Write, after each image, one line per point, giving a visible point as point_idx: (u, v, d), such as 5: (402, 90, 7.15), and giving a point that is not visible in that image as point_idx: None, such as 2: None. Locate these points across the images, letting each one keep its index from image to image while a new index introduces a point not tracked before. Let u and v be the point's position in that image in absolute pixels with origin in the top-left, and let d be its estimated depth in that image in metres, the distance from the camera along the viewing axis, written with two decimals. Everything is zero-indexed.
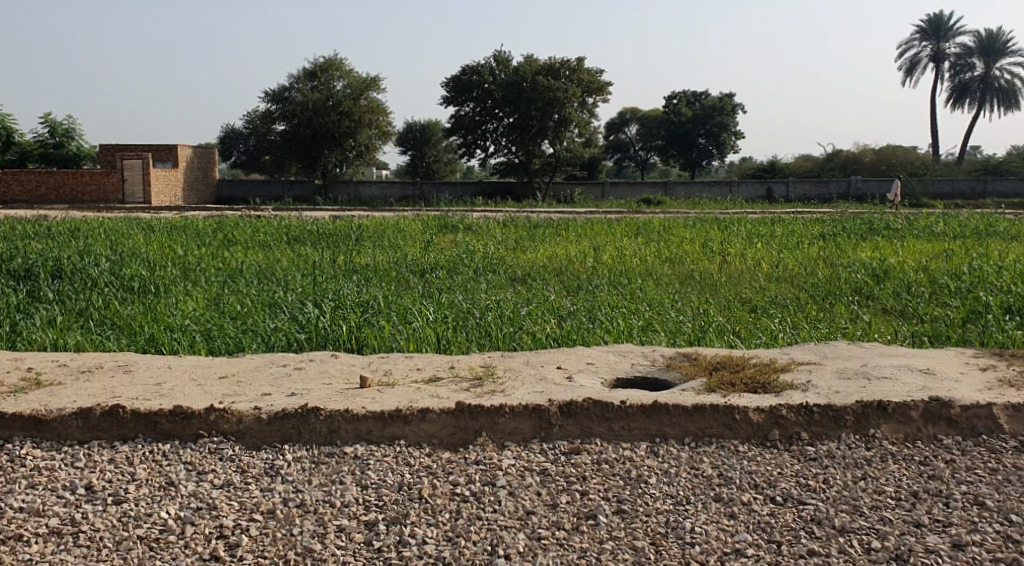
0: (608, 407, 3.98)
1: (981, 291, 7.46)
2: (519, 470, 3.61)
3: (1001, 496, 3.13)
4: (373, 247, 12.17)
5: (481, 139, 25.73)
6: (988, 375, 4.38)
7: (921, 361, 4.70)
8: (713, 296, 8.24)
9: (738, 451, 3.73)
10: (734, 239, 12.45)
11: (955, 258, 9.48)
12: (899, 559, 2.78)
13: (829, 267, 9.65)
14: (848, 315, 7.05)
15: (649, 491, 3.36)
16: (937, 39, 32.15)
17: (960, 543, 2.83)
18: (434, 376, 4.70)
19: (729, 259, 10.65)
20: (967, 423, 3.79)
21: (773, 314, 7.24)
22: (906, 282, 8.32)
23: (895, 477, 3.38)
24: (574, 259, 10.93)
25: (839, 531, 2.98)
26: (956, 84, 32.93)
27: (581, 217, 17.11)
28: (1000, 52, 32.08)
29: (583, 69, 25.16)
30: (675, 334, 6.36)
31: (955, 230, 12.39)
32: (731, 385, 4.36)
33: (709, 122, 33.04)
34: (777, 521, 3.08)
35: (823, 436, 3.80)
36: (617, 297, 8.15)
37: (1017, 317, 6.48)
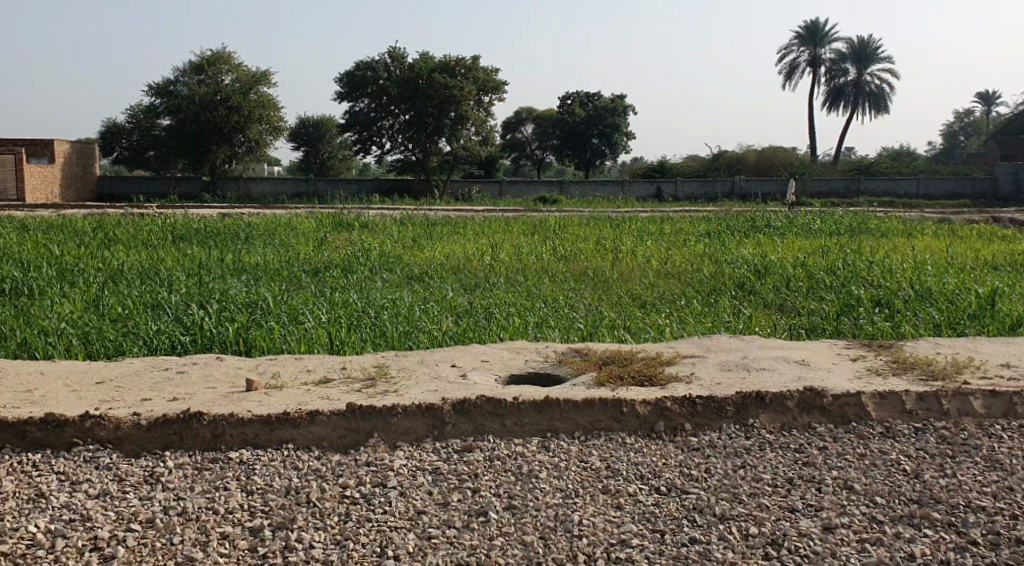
0: (500, 404, 4.00)
1: (854, 286, 7.87)
2: (410, 469, 3.59)
3: (867, 480, 3.30)
4: (264, 246, 11.86)
5: (376, 136, 25.35)
6: (857, 365, 4.63)
7: (797, 352, 4.92)
8: (607, 292, 8.41)
9: (625, 443, 3.81)
10: (627, 237, 12.73)
11: (832, 254, 9.97)
12: (774, 543, 2.90)
13: (715, 263, 10.00)
14: (731, 310, 7.33)
15: (539, 486, 3.40)
16: (815, 44, 33.69)
17: (830, 525, 2.98)
18: (325, 378, 4.62)
19: (623, 256, 10.88)
20: (839, 411, 3.98)
21: (661, 309, 7.44)
22: (786, 277, 8.68)
23: (772, 464, 3.53)
24: (469, 257, 10.92)
25: (720, 518, 3.09)
26: (832, 87, 34.63)
27: (476, 214, 17.10)
28: (871, 58, 33.89)
29: (477, 68, 25.18)
30: (568, 330, 6.45)
31: (830, 228, 13.04)
32: (620, 378, 4.47)
33: (602, 122, 33.64)
34: (662, 511, 3.17)
35: (706, 426, 3.93)
36: (512, 295, 8.16)
37: (886, 309, 6.86)
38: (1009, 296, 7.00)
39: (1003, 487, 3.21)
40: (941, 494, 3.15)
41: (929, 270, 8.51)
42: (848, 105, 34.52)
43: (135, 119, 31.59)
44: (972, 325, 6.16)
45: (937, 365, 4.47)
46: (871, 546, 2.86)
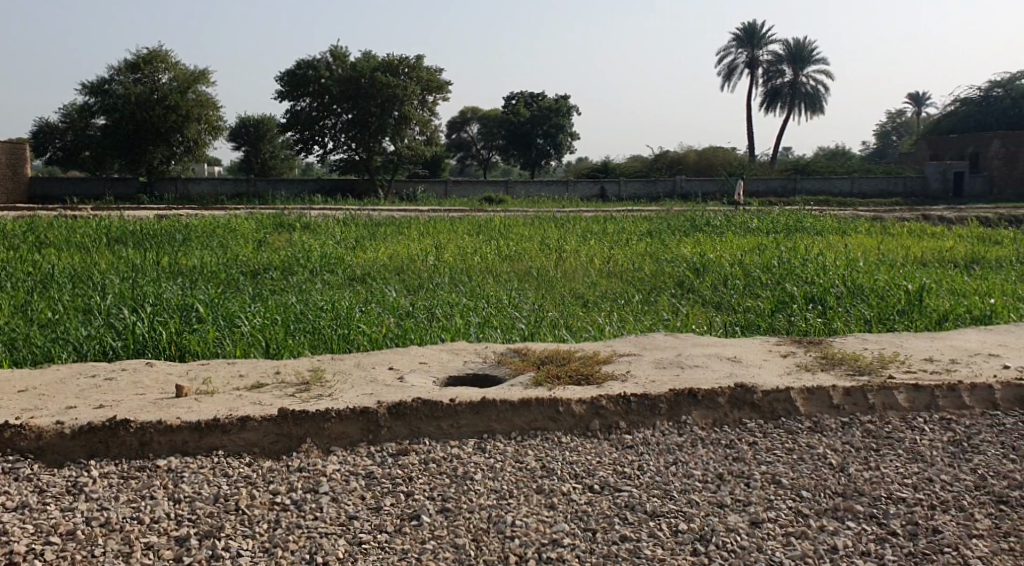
0: (436, 406, 3.96)
1: (788, 283, 8.02)
2: (343, 474, 3.54)
3: (795, 474, 3.36)
4: (201, 248, 11.66)
5: (318, 135, 25.00)
6: (788, 361, 4.72)
7: (731, 349, 4.99)
8: (550, 292, 8.45)
9: (561, 442, 3.82)
10: (570, 236, 12.82)
11: (768, 252, 10.18)
12: (702, 539, 2.93)
13: (654, 262, 10.10)
14: (670, 308, 7.41)
15: (474, 488, 3.39)
16: (752, 47, 34.31)
17: (757, 520, 3.03)
18: (257, 383, 4.53)
19: (566, 255, 10.95)
20: (769, 406, 4.05)
21: (602, 308, 7.50)
22: (723, 275, 8.81)
23: (704, 460, 3.57)
24: (412, 257, 10.84)
25: (651, 515, 3.11)
26: (769, 89, 35.32)
27: (418, 214, 17.01)
28: (806, 60, 34.61)
29: (421, 67, 25.05)
30: (509, 330, 6.45)
31: (767, 227, 13.30)
32: (557, 377, 4.48)
33: (546, 123, 33.75)
34: (594, 510, 3.18)
35: (640, 424, 3.97)
36: (454, 295, 8.14)
37: (819, 306, 7.00)
38: (936, 293, 7.21)
39: (924, 478, 3.29)
40: (864, 487, 3.23)
41: (860, 267, 8.72)
42: (785, 105, 35.21)
43: (68, 118, 30.68)
44: (901, 321, 6.32)
45: (864, 361, 4.58)
46: (796, 539, 2.91)
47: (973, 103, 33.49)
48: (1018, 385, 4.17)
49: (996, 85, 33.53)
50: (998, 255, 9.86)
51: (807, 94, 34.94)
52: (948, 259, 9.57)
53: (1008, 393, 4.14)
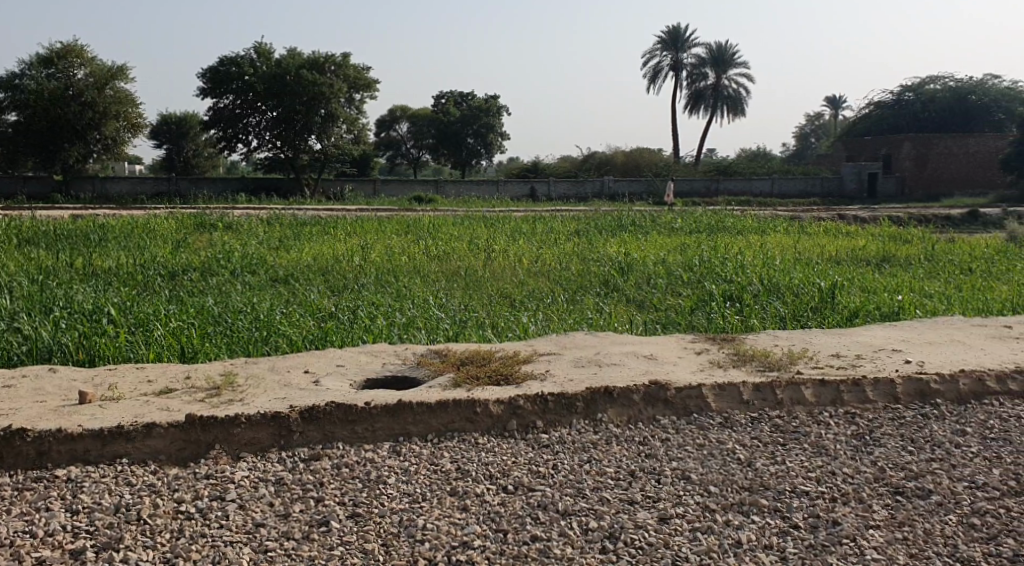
0: (350, 410, 3.89)
1: (708, 282, 8.20)
2: (252, 481, 3.46)
3: (704, 470, 3.42)
4: (117, 248, 11.31)
5: (242, 133, 24.48)
6: (702, 358, 4.80)
7: (648, 348, 5.05)
8: (477, 291, 8.45)
9: (477, 443, 3.81)
10: (498, 235, 12.87)
11: (691, 251, 10.39)
12: (611, 537, 2.95)
13: (581, 261, 10.23)
14: (594, 307, 7.47)
15: (386, 492, 3.35)
16: (676, 50, 34.90)
17: (665, 516, 3.06)
18: (166, 388, 4.39)
19: (493, 255, 10.95)
20: (682, 403, 4.11)
21: (526, 307, 7.50)
22: (647, 274, 8.93)
23: (617, 458, 3.61)
24: (338, 258, 10.68)
25: (562, 515, 3.13)
26: (693, 91, 35.97)
27: (346, 214, 16.80)
28: (728, 63, 35.36)
29: (348, 65, 24.91)
30: (434, 331, 6.38)
31: (691, 226, 13.57)
32: (475, 378, 4.46)
33: (476, 122, 33.74)
34: (506, 510, 3.18)
35: (556, 423, 3.98)
36: (380, 295, 8.10)
37: (738, 303, 7.16)
38: (847, 290, 7.43)
39: (827, 472, 3.38)
40: (769, 481, 3.30)
41: (778, 265, 8.96)
42: (708, 107, 35.92)
43: None
44: (814, 318, 6.50)
45: (774, 357, 4.68)
46: (702, 534, 2.95)
47: (885, 106, 34.64)
48: (919, 379, 4.32)
49: (907, 89, 34.73)
50: (908, 254, 10.19)
51: (729, 96, 35.71)
52: (860, 257, 9.88)
53: (909, 386, 4.28)
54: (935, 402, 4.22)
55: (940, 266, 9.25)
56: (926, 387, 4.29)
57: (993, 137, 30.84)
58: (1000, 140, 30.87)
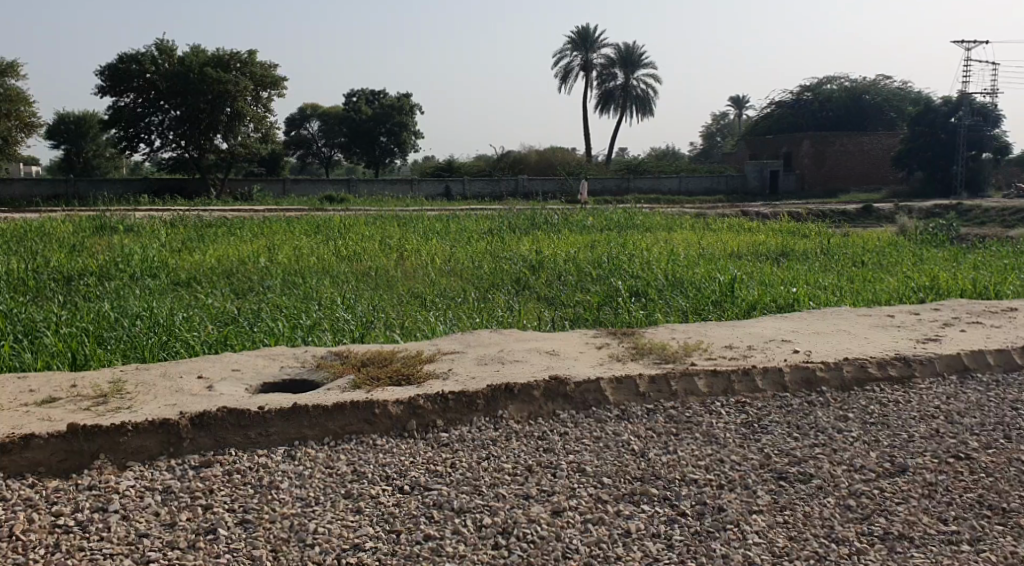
0: (243, 415, 3.79)
1: (615, 278, 8.32)
2: (137, 491, 3.34)
3: (599, 462, 3.47)
4: (4, 253, 10.75)
5: (144, 133, 23.67)
6: (602, 352, 4.87)
7: (549, 344, 5.08)
8: (387, 291, 8.41)
9: (375, 445, 3.76)
10: (409, 235, 12.76)
11: (599, 249, 10.53)
12: (505, 532, 2.96)
13: (493, 259, 10.29)
14: (505, 304, 7.48)
15: (278, 497, 3.27)
16: (586, 50, 35.31)
17: (558, 509, 3.09)
18: (48, 397, 4.20)
19: (403, 255, 10.85)
20: (581, 397, 4.15)
21: (436, 307, 7.47)
22: (557, 272, 8.98)
23: (515, 453, 3.62)
24: (243, 259, 10.42)
25: (457, 512, 3.11)
26: (602, 91, 36.48)
27: (254, 215, 16.41)
28: (636, 64, 35.95)
29: (254, 63, 24.31)
30: (339, 332, 6.27)
31: (600, 224, 13.77)
32: (375, 379, 4.40)
33: (389, 121, 33.42)
34: (401, 511, 3.14)
35: (456, 421, 3.97)
36: (286, 297, 7.94)
37: (643, 299, 7.29)
38: (746, 284, 7.65)
39: (717, 459, 3.48)
40: (660, 471, 3.37)
41: (682, 260, 9.17)
42: (618, 106, 36.47)
43: None
44: (714, 311, 6.66)
45: (670, 350, 4.78)
46: (593, 526, 2.98)
47: (786, 106, 35.85)
48: (805, 367, 4.48)
49: (806, 89, 36.04)
50: (805, 248, 10.58)
51: (637, 97, 36.32)
52: (761, 252, 10.20)
53: (796, 374, 4.44)
54: (820, 389, 4.38)
55: (834, 260, 9.62)
56: (812, 374, 4.45)
57: (886, 135, 32.24)
58: (892, 138, 32.36)
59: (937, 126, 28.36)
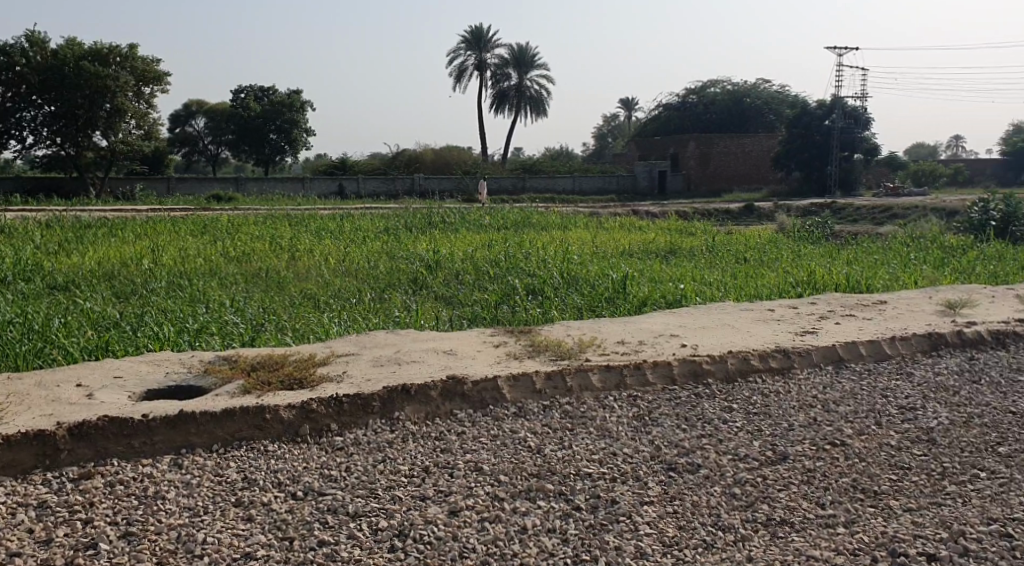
0: (125, 424, 3.63)
1: (512, 277, 8.37)
2: (10, 507, 3.16)
3: (495, 461, 3.49)
4: None
5: (15, 129, 22.32)
6: (499, 351, 4.90)
7: (446, 343, 5.08)
8: (279, 293, 8.19)
9: (267, 451, 3.68)
10: (302, 235, 12.46)
11: (496, 247, 10.56)
12: (400, 535, 2.94)
13: (388, 259, 10.16)
14: (401, 305, 7.41)
15: (164, 507, 3.15)
16: (479, 50, 35.37)
17: (454, 509, 3.09)
18: None
19: (298, 255, 10.59)
20: (478, 396, 4.17)
21: (330, 309, 7.32)
22: (454, 271, 8.95)
23: (412, 455, 3.60)
24: (125, 262, 9.93)
25: (352, 517, 3.08)
26: (497, 91, 36.64)
27: (136, 214, 15.67)
28: (529, 64, 36.28)
29: (135, 56, 23.20)
30: (229, 335, 6.08)
31: (497, 223, 13.82)
32: (266, 384, 4.29)
33: (280, 118, 32.57)
34: (294, 517, 3.08)
35: (351, 424, 3.92)
36: (172, 301, 7.63)
37: (539, 296, 7.37)
38: (637, 281, 7.84)
39: (609, 453, 3.55)
40: (556, 466, 3.42)
41: (576, 258, 9.30)
42: (512, 107, 36.75)
43: None
44: (608, 308, 6.79)
45: (565, 346, 4.85)
46: (489, 524, 3.00)
47: (673, 108, 36.97)
48: (693, 360, 4.63)
49: (691, 92, 37.27)
50: (692, 246, 10.92)
51: (531, 97, 36.67)
52: (651, 250, 10.45)
53: (684, 367, 4.59)
54: (706, 382, 4.53)
55: (720, 257, 9.97)
56: (699, 367, 4.61)
57: (766, 136, 33.59)
58: (771, 140, 33.70)
59: (813, 128, 29.74)
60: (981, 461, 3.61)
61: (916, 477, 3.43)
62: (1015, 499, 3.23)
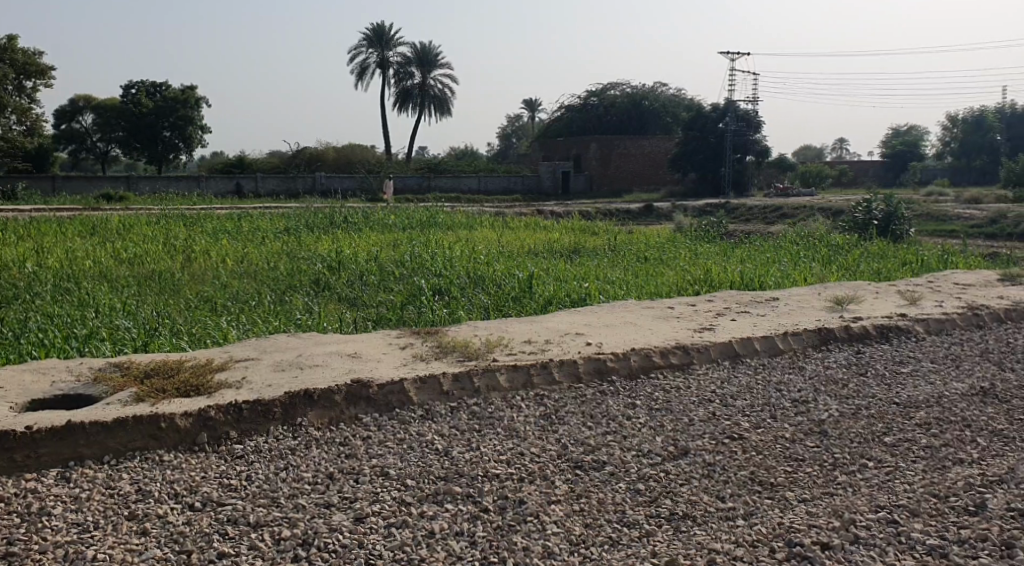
0: (6, 437, 3.43)
1: (417, 277, 8.31)
2: None
3: (402, 464, 3.45)
4: None
5: None
6: (404, 352, 4.85)
7: (351, 346, 5.00)
8: (174, 296, 7.88)
9: (163, 461, 3.53)
10: (199, 235, 12.03)
11: (401, 247, 10.46)
12: (304, 544, 2.87)
13: (289, 259, 9.93)
14: (303, 307, 7.26)
15: (50, 524, 2.99)
16: (381, 48, 34.99)
17: (361, 516, 3.04)
18: None
19: (195, 256, 10.22)
20: (384, 399, 4.11)
21: (228, 312, 7.10)
22: (358, 272, 8.82)
23: (315, 461, 3.52)
24: (6, 265, 9.38)
25: (253, 527, 2.99)
26: (400, 89, 36.33)
27: (16, 214, 14.81)
28: (432, 64, 36.12)
29: (15, 48, 22.12)
30: (120, 341, 5.81)
31: (402, 222, 13.69)
32: (161, 391, 4.12)
33: (173, 114, 31.44)
34: (192, 529, 2.97)
35: (251, 431, 3.80)
36: (57, 305, 7.25)
37: (446, 296, 7.35)
38: (542, 280, 7.91)
39: (517, 453, 3.56)
40: (463, 468, 3.41)
41: (482, 258, 9.31)
42: (416, 105, 36.54)
43: None
44: (514, 308, 6.82)
45: (472, 347, 4.84)
46: (397, 529, 2.96)
47: (575, 109, 37.51)
48: (598, 358, 4.70)
49: (593, 94, 37.90)
50: (596, 245, 11.11)
51: (434, 96, 36.51)
52: (556, 249, 10.55)
53: (589, 366, 4.64)
54: (611, 379, 4.61)
55: (622, 256, 10.16)
56: (604, 364, 4.69)
57: (664, 139, 34.35)
58: (669, 142, 34.61)
59: (707, 131, 30.71)
60: (869, 451, 3.78)
61: (809, 468, 3.57)
62: (900, 486, 3.40)
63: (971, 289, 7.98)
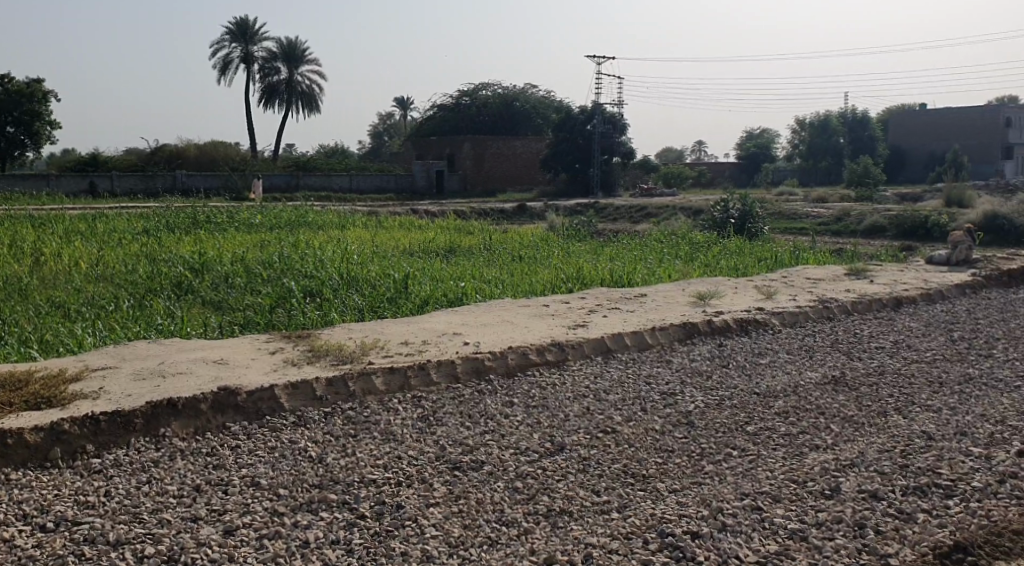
0: None
1: (286, 279, 8.07)
2: None
3: (274, 473, 3.35)
4: None
5: None
6: (275, 357, 4.70)
7: (218, 352, 4.81)
8: (19, 303, 7.32)
9: (10, 480, 3.27)
10: (48, 237, 11.26)
11: (270, 248, 10.14)
12: (170, 561, 2.73)
13: (149, 262, 9.42)
14: (164, 311, 6.91)
15: None
16: (245, 42, 33.81)
17: (230, 528, 2.92)
18: None
19: (43, 259, 9.56)
20: (253, 407, 3.97)
21: (82, 318, 6.67)
22: (223, 274, 8.49)
23: (180, 474, 3.36)
24: None
25: (113, 545, 2.82)
26: (265, 85, 35.23)
27: None
28: (299, 60, 35.21)
29: None
30: None
31: (269, 222, 13.29)
32: (8, 405, 3.82)
33: (18, 110, 29.31)
34: (43, 552, 2.77)
35: (109, 444, 3.59)
36: None
37: (317, 298, 7.17)
38: (417, 280, 7.86)
39: (393, 457, 3.52)
40: (339, 475, 3.33)
41: (355, 258, 9.16)
42: (282, 102, 35.54)
43: None
44: (390, 308, 6.75)
45: (347, 349, 4.75)
46: (269, 541, 2.86)
47: (447, 108, 37.50)
48: (475, 358, 4.71)
49: (464, 94, 38.03)
50: (470, 244, 11.15)
51: (302, 93, 35.62)
52: (430, 249, 10.51)
53: (466, 365, 4.64)
54: (488, 378, 4.62)
55: (495, 254, 10.23)
56: (481, 364, 4.70)
57: (535, 139, 34.92)
58: (539, 142, 35.18)
59: (575, 132, 31.33)
60: (733, 440, 3.96)
61: (679, 459, 3.70)
62: (762, 473, 3.57)
63: (820, 283, 8.49)
